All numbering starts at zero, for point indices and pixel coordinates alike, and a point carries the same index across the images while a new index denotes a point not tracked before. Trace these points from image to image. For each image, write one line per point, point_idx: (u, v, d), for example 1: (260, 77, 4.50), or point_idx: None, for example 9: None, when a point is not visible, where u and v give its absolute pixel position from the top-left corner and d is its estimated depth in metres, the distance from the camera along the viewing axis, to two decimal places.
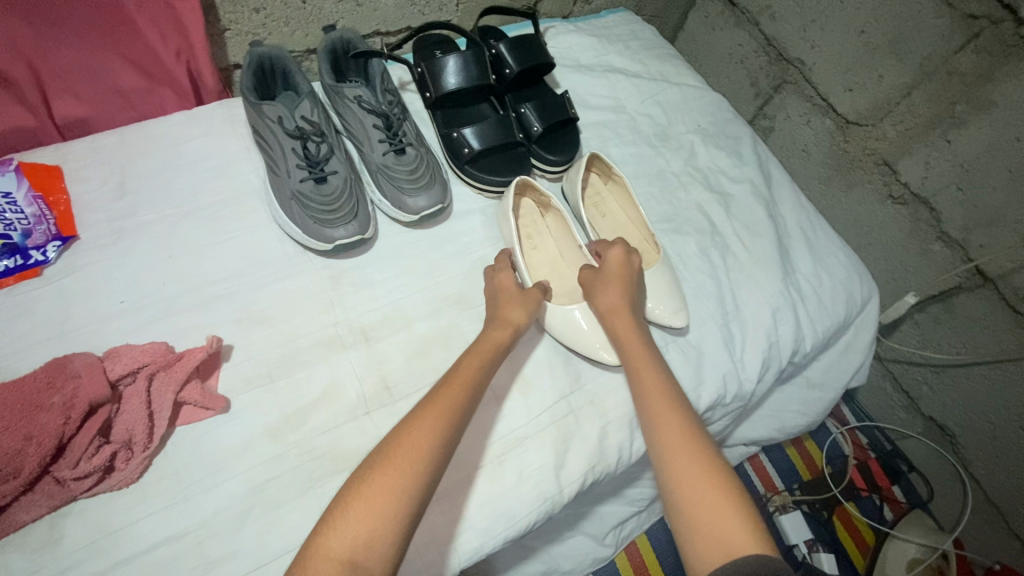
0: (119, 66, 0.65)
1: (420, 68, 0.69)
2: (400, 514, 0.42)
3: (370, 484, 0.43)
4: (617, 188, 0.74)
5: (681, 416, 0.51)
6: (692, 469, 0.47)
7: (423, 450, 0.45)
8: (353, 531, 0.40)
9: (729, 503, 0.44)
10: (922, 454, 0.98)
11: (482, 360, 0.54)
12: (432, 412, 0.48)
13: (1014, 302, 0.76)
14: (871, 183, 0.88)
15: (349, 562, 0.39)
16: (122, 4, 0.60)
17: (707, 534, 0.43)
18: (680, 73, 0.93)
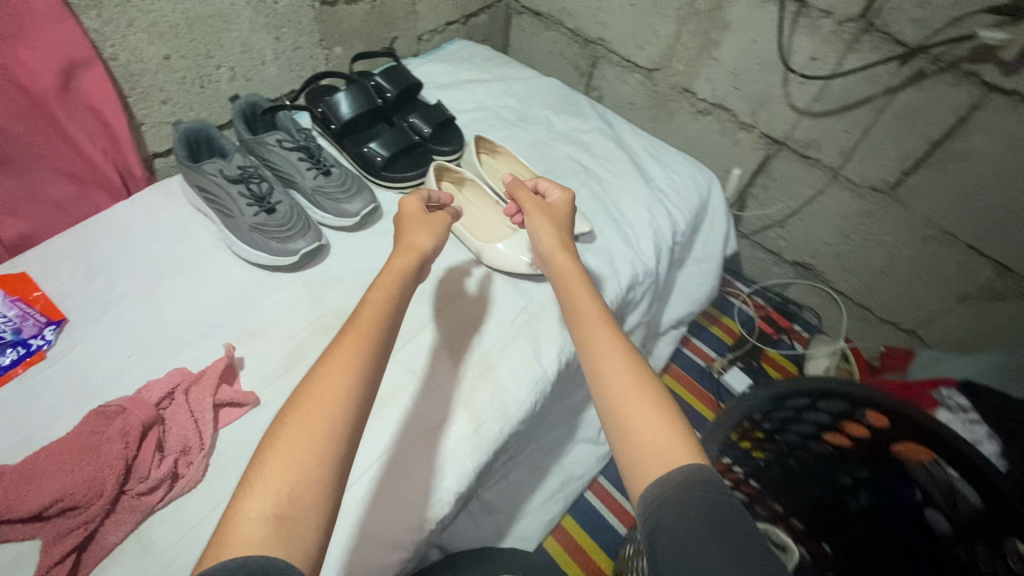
0: (54, 177, 0.72)
1: (320, 109, 0.84)
2: (324, 461, 0.44)
3: (282, 444, 0.45)
4: (504, 157, 0.93)
5: (623, 348, 0.56)
6: (627, 394, 0.51)
7: (334, 398, 0.47)
8: (270, 490, 0.42)
9: (666, 423, 0.49)
10: (802, 293, 1.25)
11: (387, 297, 0.56)
12: (337, 357, 0.50)
13: (803, 151, 1.05)
14: (683, 107, 1.15)
15: (275, 516, 0.41)
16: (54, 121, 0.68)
17: (642, 452, 0.47)
18: (519, 71, 1.16)
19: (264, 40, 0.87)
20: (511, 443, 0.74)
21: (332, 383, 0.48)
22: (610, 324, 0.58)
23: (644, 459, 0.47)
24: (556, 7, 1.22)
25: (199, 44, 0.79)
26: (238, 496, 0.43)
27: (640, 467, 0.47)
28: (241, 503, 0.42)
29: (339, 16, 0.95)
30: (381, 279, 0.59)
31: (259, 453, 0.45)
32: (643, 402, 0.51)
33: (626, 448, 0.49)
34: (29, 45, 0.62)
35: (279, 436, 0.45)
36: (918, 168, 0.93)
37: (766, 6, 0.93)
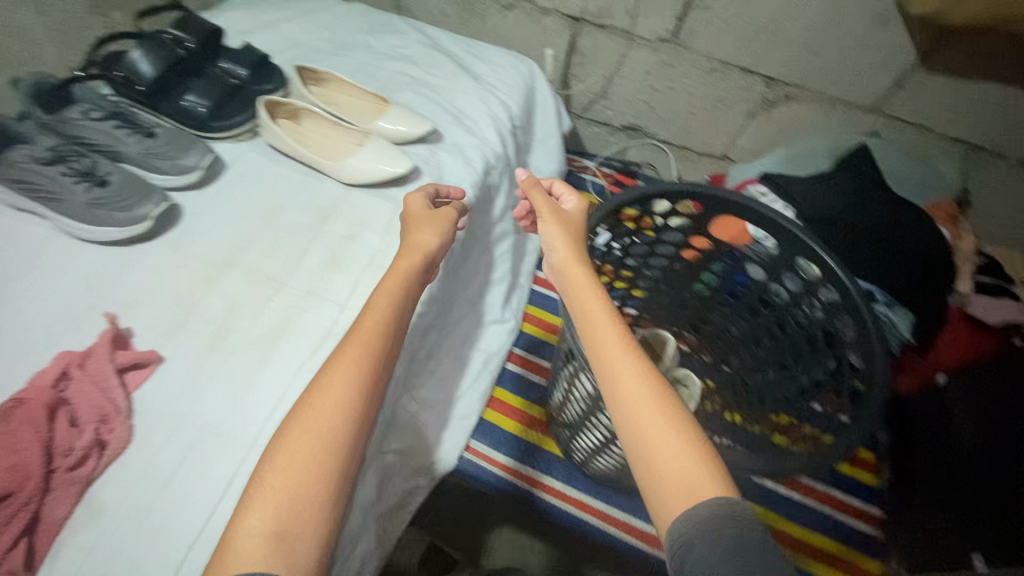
0: None
1: (118, 74, 0.81)
2: (313, 477, 0.49)
3: (283, 453, 0.51)
4: (332, 86, 0.96)
5: (643, 364, 0.57)
6: (653, 423, 0.52)
7: (331, 419, 0.52)
8: (265, 510, 0.47)
9: (693, 451, 0.50)
10: (638, 153, 1.43)
11: (381, 311, 0.62)
12: (338, 367, 0.56)
13: (600, 22, 1.17)
14: (490, 6, 1.22)
15: (273, 533, 0.46)
16: None
17: (667, 484, 0.49)
18: (323, 2, 1.15)
19: None
20: (421, 330, 0.82)
21: (326, 401, 0.53)
22: (630, 345, 0.58)
23: (669, 489, 0.49)
24: None
25: None
26: (243, 508, 0.48)
27: (667, 503, 0.49)
28: (241, 520, 0.47)
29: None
30: (382, 279, 0.67)
31: (264, 469, 0.50)
32: (668, 433, 0.52)
33: (651, 479, 0.50)
34: None
35: (279, 451, 0.51)
36: (688, 12, 1.09)
37: None
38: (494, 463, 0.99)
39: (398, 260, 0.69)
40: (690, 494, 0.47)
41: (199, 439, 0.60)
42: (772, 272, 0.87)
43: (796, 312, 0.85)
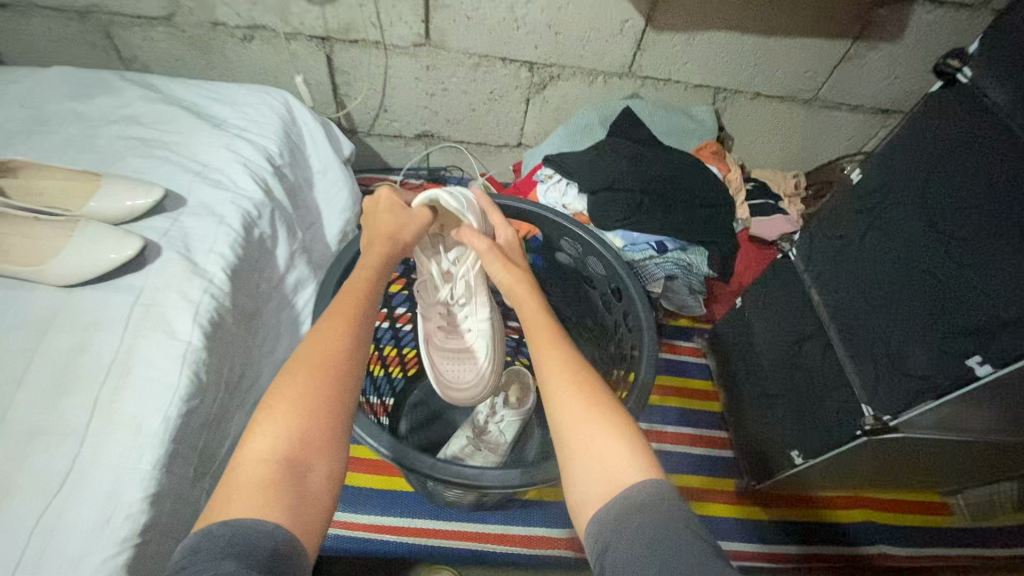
0: None
1: None
2: (323, 420, 0.54)
3: (281, 398, 0.54)
4: (30, 172, 0.79)
5: (560, 353, 0.62)
6: (575, 377, 0.59)
7: (339, 369, 0.58)
8: (270, 442, 0.51)
9: (608, 420, 0.55)
10: (442, 158, 1.41)
11: (362, 288, 0.68)
12: (331, 327, 0.62)
13: (349, 38, 1.11)
14: (226, 41, 1.12)
15: (281, 462, 0.50)
16: None
17: (585, 454, 0.54)
18: (9, 78, 0.97)
19: None
20: (209, 423, 0.72)
21: (332, 355, 0.59)
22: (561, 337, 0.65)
23: (591, 472, 0.52)
24: None
25: None
26: (248, 436, 0.52)
27: (582, 476, 0.53)
28: (252, 446, 0.51)
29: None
30: (371, 249, 0.73)
31: (266, 403, 0.55)
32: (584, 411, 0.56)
33: (569, 441, 0.56)
34: None
35: (285, 384, 0.56)
36: (430, 13, 1.07)
37: None
38: (353, 526, 0.91)
39: (374, 239, 0.75)
40: (612, 479, 0.51)
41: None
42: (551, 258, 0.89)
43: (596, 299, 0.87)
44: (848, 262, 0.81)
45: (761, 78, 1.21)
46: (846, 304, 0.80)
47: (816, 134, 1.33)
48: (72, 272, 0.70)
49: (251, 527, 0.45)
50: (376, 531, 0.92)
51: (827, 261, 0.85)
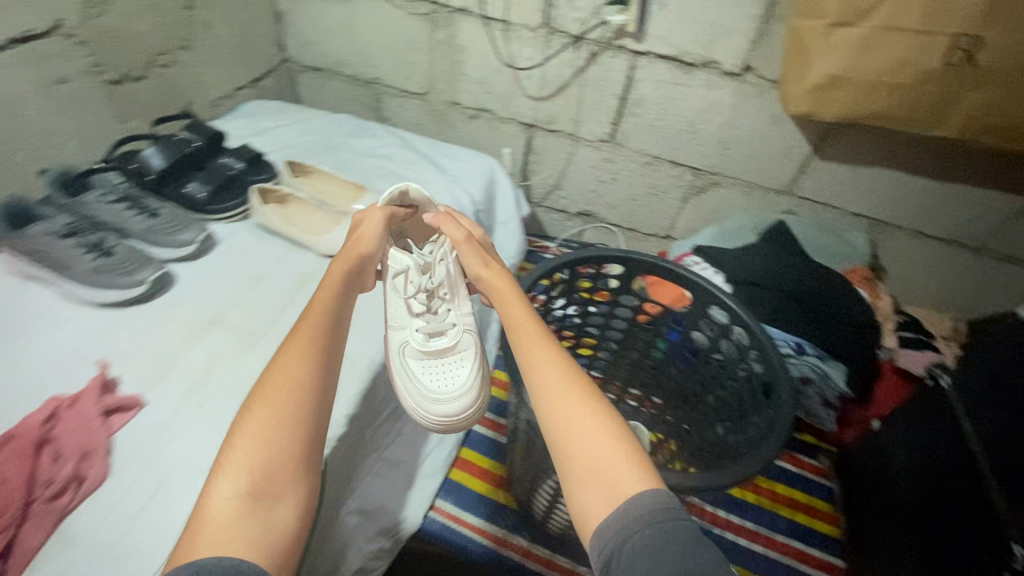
0: None
1: (133, 166, 0.94)
2: (284, 442, 0.54)
3: (247, 432, 0.55)
4: (318, 176, 1.10)
5: (561, 378, 0.66)
6: (558, 390, 0.65)
7: (297, 408, 0.57)
8: (232, 484, 0.51)
9: (605, 435, 0.61)
10: (595, 236, 1.59)
11: (332, 291, 0.72)
12: (293, 344, 0.63)
13: (549, 127, 1.38)
14: (457, 116, 1.45)
15: (246, 495, 0.51)
16: None
17: (590, 469, 0.59)
18: (311, 116, 1.35)
19: (58, 121, 0.94)
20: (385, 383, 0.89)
21: (286, 396, 0.57)
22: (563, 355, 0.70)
23: (593, 485, 0.58)
24: (331, 62, 1.46)
25: (19, 144, 0.89)
26: (213, 477, 0.52)
27: (585, 490, 0.58)
28: (212, 490, 0.51)
29: (115, 81, 1.04)
30: (349, 265, 0.77)
31: (225, 446, 0.54)
32: (592, 419, 0.63)
33: (571, 454, 0.61)
34: None
35: (245, 423, 0.55)
36: (620, 118, 1.30)
37: (483, 28, 1.26)
38: (461, 522, 1.02)
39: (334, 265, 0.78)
40: (614, 493, 0.56)
41: (163, 482, 0.64)
42: (697, 323, 0.97)
43: (737, 369, 0.92)
44: (1005, 396, 0.80)
45: (922, 218, 1.25)
46: (999, 433, 0.79)
47: (981, 283, 1.30)
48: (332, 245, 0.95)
49: (217, 564, 0.46)
50: (478, 533, 1.01)
51: (976, 392, 0.86)
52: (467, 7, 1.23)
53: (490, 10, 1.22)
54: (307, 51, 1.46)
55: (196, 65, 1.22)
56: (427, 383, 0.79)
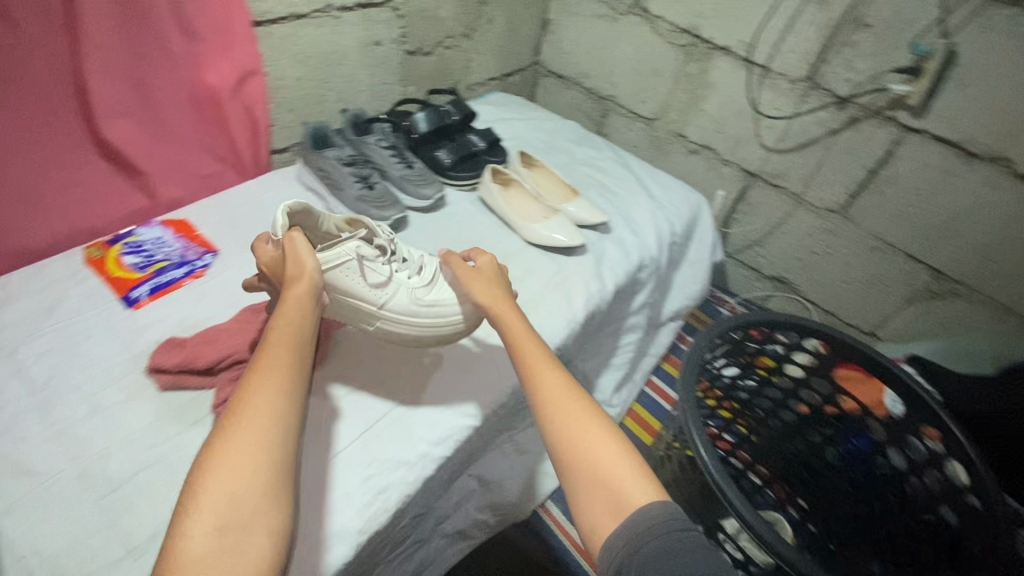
0: (207, 158, 0.95)
1: (405, 123, 1.12)
2: (268, 469, 0.43)
3: (217, 459, 0.43)
4: (540, 170, 1.19)
5: (573, 403, 0.59)
6: (553, 401, 0.59)
7: (266, 433, 0.45)
8: (202, 519, 0.40)
9: (607, 447, 0.56)
10: (782, 306, 1.47)
11: (297, 313, 0.56)
12: (264, 363, 0.51)
13: (773, 182, 1.31)
14: (678, 148, 1.45)
15: (217, 528, 0.39)
16: (219, 105, 0.90)
17: (593, 484, 0.53)
18: (545, 116, 1.45)
19: (363, 74, 1.15)
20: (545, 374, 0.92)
21: (264, 415, 0.46)
22: (570, 382, 0.62)
23: (598, 502, 0.52)
24: (576, 72, 1.56)
25: (334, 86, 1.11)
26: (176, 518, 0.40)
27: (592, 503, 0.52)
28: (179, 526, 0.39)
29: (410, 53, 1.23)
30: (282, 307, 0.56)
31: (194, 475, 0.43)
32: (602, 441, 0.56)
33: (576, 474, 0.54)
34: (220, 54, 0.87)
35: (224, 447, 0.43)
36: (861, 192, 1.19)
37: (738, 69, 1.24)
38: (564, 531, 1.03)
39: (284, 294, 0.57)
40: (617, 503, 0.52)
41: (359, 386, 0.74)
42: (895, 441, 0.87)
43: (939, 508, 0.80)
44: None
45: None
46: None
47: None
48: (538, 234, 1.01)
49: None
50: (576, 550, 1.01)
51: None
52: (729, 46, 1.23)
53: (754, 53, 1.20)
54: (558, 58, 1.57)
55: (470, 52, 1.38)
56: (437, 301, 0.73)
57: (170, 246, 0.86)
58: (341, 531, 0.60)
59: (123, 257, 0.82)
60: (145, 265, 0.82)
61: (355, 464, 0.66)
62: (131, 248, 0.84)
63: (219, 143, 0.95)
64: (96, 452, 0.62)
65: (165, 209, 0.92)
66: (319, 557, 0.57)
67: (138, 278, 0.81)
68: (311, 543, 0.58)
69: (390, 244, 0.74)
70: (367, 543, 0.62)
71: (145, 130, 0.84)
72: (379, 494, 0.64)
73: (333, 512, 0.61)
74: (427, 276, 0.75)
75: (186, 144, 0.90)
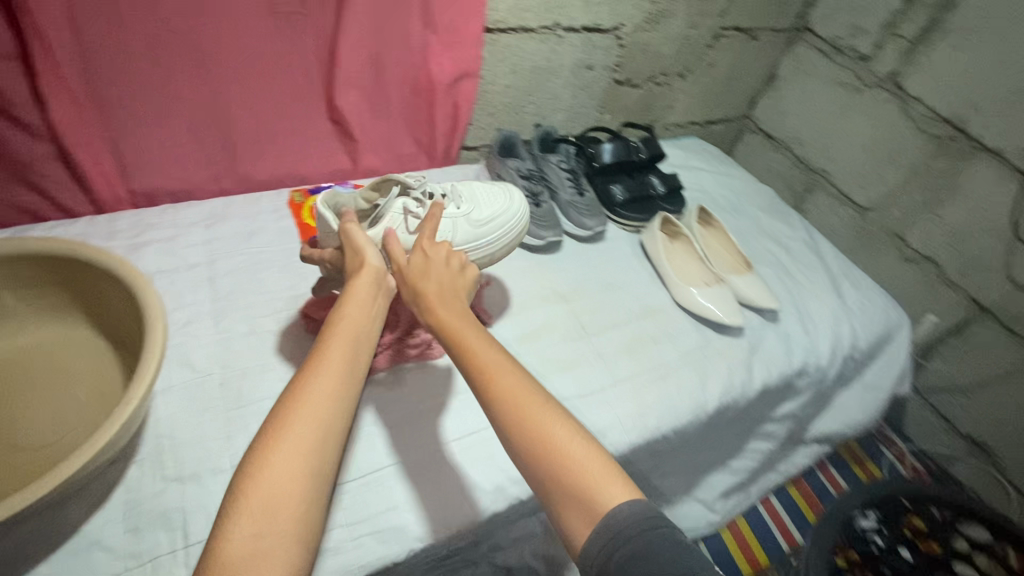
0: (407, 140, 1.03)
1: (590, 150, 1.09)
2: (312, 480, 0.42)
3: (268, 460, 0.41)
4: (715, 231, 1.09)
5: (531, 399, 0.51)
6: (504, 388, 0.51)
7: (314, 436, 0.43)
8: (246, 525, 0.39)
9: (574, 450, 0.49)
10: (971, 476, 1.17)
11: (358, 308, 0.53)
12: (326, 356, 0.48)
13: (1009, 324, 1.06)
14: (889, 250, 1.23)
15: (258, 536, 0.38)
16: (431, 97, 0.97)
17: (562, 488, 0.48)
18: (739, 175, 1.33)
19: (567, 94, 1.16)
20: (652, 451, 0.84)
21: (312, 419, 0.44)
22: (516, 377, 0.52)
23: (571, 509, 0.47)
24: (789, 136, 1.40)
25: (536, 100, 1.13)
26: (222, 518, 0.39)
27: (567, 510, 0.48)
28: (226, 529, 0.38)
29: (618, 82, 1.21)
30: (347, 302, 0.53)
31: (244, 473, 0.41)
32: (569, 440, 0.50)
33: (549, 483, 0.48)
34: (449, 51, 0.93)
35: (275, 449, 0.42)
36: None
37: (1007, 182, 1.01)
38: None
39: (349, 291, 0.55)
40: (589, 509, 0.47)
41: (464, 395, 0.75)
42: None
43: None
44: None
45: None
46: None
47: None
48: (693, 300, 0.93)
49: None
50: None
51: None
52: (1004, 151, 1.01)
53: None
54: (773, 118, 1.44)
55: (679, 92, 1.32)
56: (489, 212, 0.73)
57: None
58: (402, 531, 0.61)
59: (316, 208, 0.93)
60: None
61: (438, 471, 0.67)
62: None
63: (421, 129, 1.02)
64: (242, 369, 0.71)
65: (361, 175, 1.02)
66: (377, 548, 0.59)
67: None
68: (384, 530, 0.61)
69: (426, 189, 0.71)
70: (421, 551, 0.62)
71: (367, 106, 0.94)
72: (446, 511, 0.64)
73: (400, 510, 0.62)
74: (464, 199, 0.74)
75: (393, 124, 0.99)
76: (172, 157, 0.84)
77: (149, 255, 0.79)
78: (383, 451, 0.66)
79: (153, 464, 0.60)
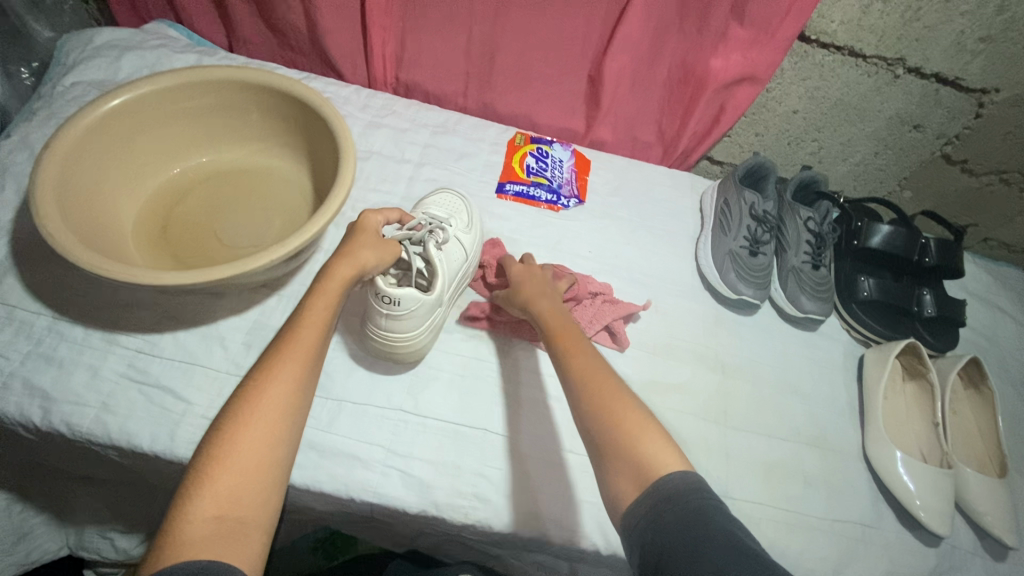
0: (650, 125, 0.94)
1: (858, 222, 0.84)
2: (271, 463, 0.44)
3: (228, 446, 0.44)
4: (981, 399, 0.77)
5: (608, 376, 0.54)
6: (582, 368, 0.55)
7: (281, 420, 0.46)
8: (209, 503, 0.41)
9: (633, 419, 0.49)
10: None
11: (333, 296, 0.55)
12: (288, 347, 0.50)
13: None
14: None
15: (222, 512, 0.41)
16: (698, 90, 0.85)
17: (621, 452, 0.47)
18: None
19: (864, 146, 0.92)
20: None
21: (273, 411, 0.46)
22: (590, 360, 0.56)
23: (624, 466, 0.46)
24: None
25: (821, 139, 0.92)
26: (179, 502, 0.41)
27: (619, 469, 0.46)
28: (186, 506, 0.40)
29: (947, 157, 0.91)
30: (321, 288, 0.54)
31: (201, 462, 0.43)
32: (629, 410, 0.50)
33: (611, 446, 0.48)
34: (745, 48, 0.79)
35: (241, 438, 0.44)
36: None
37: None
38: None
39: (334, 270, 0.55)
40: (646, 470, 0.45)
41: (556, 404, 0.68)
42: None
43: None
44: None
45: None
46: None
47: None
48: (886, 464, 0.69)
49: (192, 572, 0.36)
50: None
51: None
52: None
53: None
54: None
55: None
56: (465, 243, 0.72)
57: (560, 172, 0.90)
58: (427, 488, 0.60)
59: (527, 155, 0.90)
60: (533, 172, 0.88)
61: (490, 458, 0.63)
62: (538, 154, 0.90)
63: (670, 120, 0.92)
64: None
65: (587, 143, 0.97)
66: (399, 489, 0.59)
67: (521, 178, 0.88)
68: (415, 480, 0.60)
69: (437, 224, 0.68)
70: (433, 518, 0.60)
71: (629, 79, 0.86)
72: (474, 499, 0.60)
73: (435, 467, 0.61)
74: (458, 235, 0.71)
75: (645, 105, 0.90)
76: (437, 62, 0.90)
77: (380, 136, 0.88)
78: (452, 409, 0.65)
79: (287, 303, 0.68)
